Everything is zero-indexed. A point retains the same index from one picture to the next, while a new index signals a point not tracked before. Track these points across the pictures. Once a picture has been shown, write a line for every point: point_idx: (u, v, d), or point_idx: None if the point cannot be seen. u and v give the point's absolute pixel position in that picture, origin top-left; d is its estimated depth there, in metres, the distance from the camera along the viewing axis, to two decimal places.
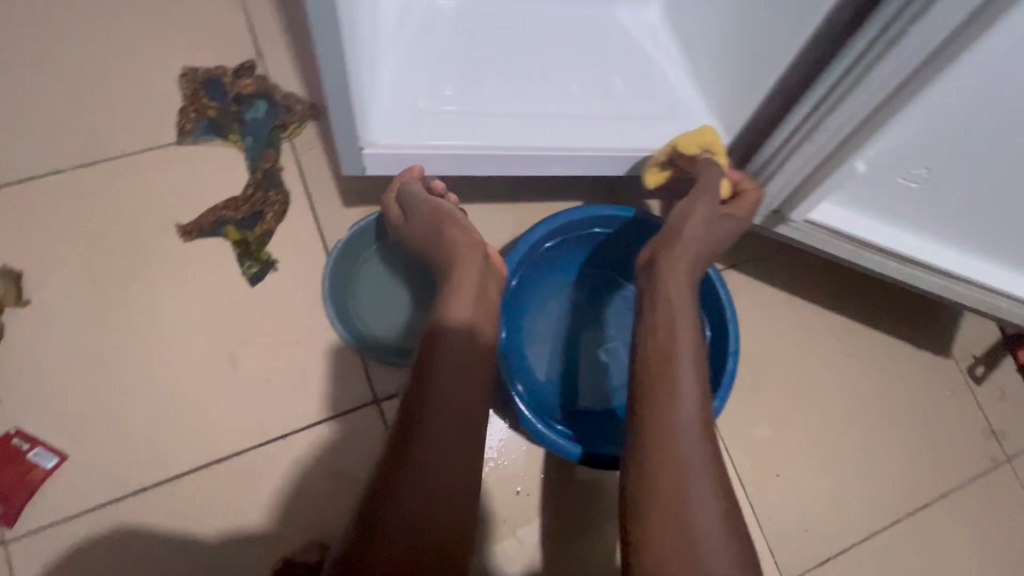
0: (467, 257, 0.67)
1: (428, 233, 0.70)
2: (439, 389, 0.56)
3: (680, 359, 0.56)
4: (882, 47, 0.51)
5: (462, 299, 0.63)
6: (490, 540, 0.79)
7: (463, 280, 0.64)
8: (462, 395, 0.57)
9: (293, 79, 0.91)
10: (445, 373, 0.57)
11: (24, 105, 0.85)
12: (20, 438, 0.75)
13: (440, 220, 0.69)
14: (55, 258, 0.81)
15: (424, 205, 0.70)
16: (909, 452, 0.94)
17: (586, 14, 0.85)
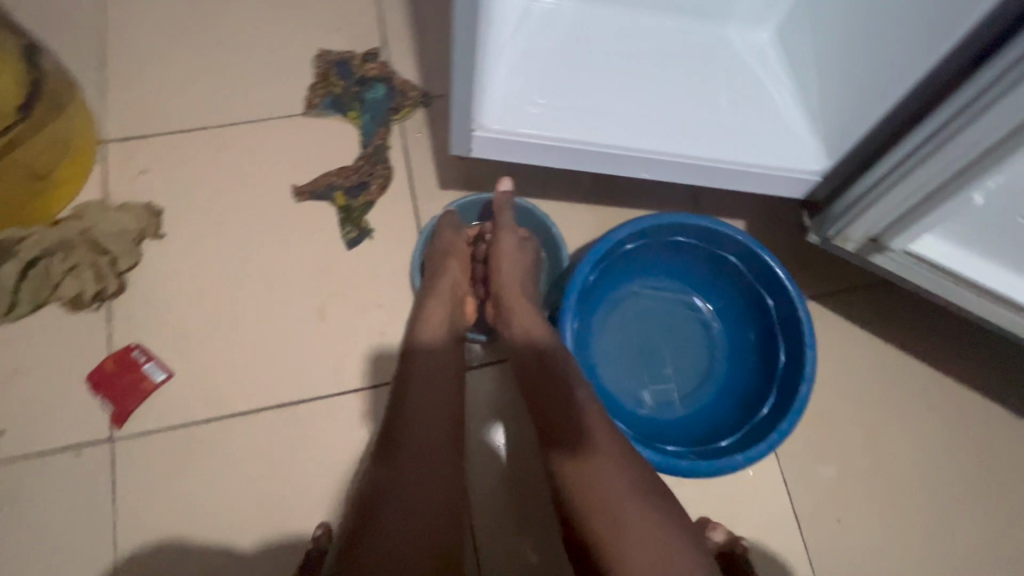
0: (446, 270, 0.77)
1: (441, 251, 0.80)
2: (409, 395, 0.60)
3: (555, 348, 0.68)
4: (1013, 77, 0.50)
5: (438, 304, 0.73)
6: (508, 521, 0.83)
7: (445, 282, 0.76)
8: (433, 400, 0.60)
9: (411, 68, 0.99)
10: (417, 379, 0.62)
11: (186, 69, 0.98)
12: (139, 350, 0.85)
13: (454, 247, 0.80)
14: (189, 201, 0.92)
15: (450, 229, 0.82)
16: (991, 524, 0.86)
17: (696, 31, 0.87)
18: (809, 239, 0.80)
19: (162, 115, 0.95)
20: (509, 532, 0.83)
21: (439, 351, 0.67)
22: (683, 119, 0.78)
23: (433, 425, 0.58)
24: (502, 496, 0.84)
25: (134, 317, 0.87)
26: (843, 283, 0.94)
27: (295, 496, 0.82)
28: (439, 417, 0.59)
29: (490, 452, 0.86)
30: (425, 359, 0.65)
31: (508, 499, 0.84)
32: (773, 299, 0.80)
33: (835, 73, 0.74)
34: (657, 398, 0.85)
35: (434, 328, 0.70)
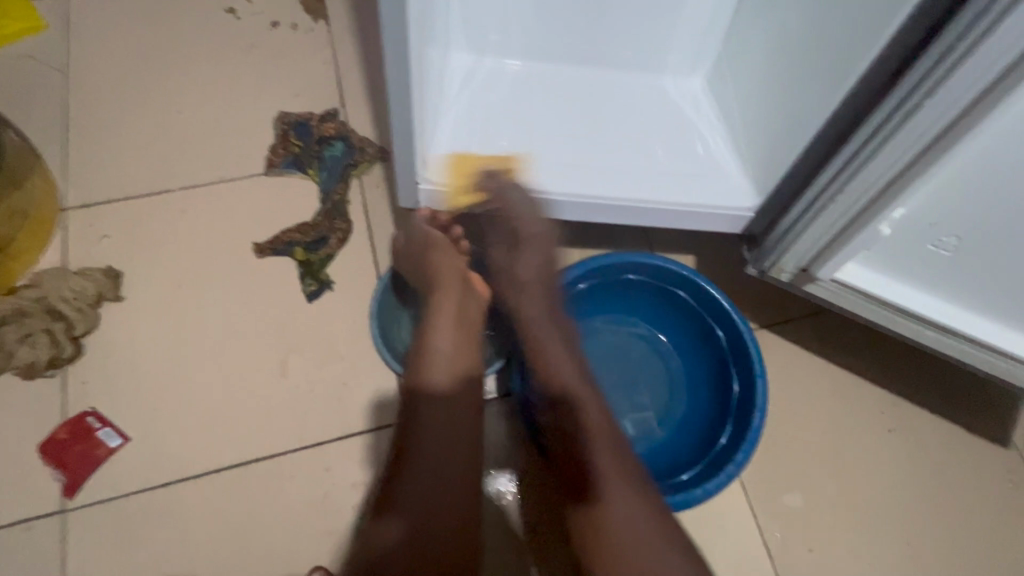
0: (448, 283, 0.75)
1: (417, 256, 0.80)
2: (421, 437, 0.61)
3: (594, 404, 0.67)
4: (896, 123, 0.56)
5: (443, 324, 0.71)
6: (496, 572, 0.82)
7: (442, 302, 0.73)
8: (445, 438, 0.62)
9: (369, 126, 1.03)
10: (429, 419, 0.63)
11: (149, 136, 1.02)
12: (94, 417, 0.84)
13: (430, 246, 0.78)
14: (149, 263, 0.93)
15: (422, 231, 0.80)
16: (960, 543, 0.87)
17: (633, 82, 0.93)
18: (749, 271, 0.83)
19: (124, 181, 0.98)
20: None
21: (454, 398, 0.65)
22: (623, 165, 0.83)
23: (449, 466, 0.61)
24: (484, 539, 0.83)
25: (90, 382, 0.86)
26: (792, 312, 0.97)
27: (254, 561, 0.80)
28: (451, 458, 0.61)
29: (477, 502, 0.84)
30: (435, 402, 0.64)
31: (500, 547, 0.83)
32: (723, 331, 0.83)
33: (757, 118, 0.80)
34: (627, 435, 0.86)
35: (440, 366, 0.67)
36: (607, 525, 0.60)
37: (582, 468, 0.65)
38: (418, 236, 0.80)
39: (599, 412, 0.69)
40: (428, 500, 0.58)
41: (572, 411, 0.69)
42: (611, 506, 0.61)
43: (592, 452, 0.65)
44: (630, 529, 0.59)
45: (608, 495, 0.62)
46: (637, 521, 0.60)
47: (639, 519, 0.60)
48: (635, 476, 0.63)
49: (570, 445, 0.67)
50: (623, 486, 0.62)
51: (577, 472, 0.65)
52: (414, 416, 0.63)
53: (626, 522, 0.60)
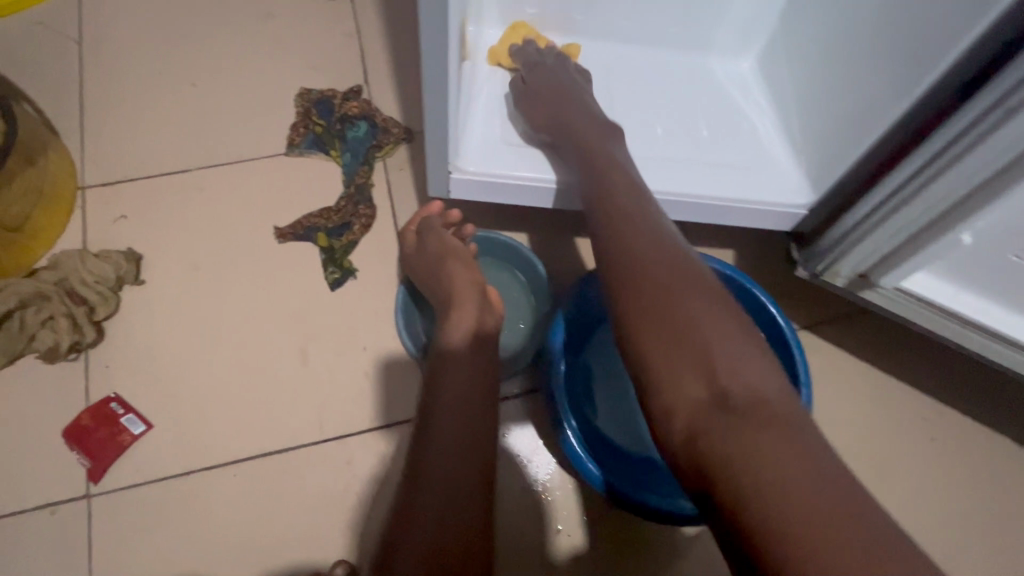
0: (463, 295, 0.70)
1: (433, 262, 0.76)
2: (438, 416, 0.59)
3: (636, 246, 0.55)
4: (986, 127, 0.50)
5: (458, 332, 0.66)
6: None
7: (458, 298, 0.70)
8: (462, 420, 0.59)
9: (393, 105, 0.98)
10: (447, 390, 0.61)
11: (166, 112, 0.98)
12: (117, 402, 0.83)
13: (445, 252, 0.75)
14: (169, 246, 0.91)
15: (435, 236, 0.77)
16: (1002, 560, 0.83)
17: (678, 64, 0.87)
18: (798, 272, 0.78)
19: (142, 159, 0.95)
20: None
21: (470, 361, 0.64)
22: (667, 156, 0.77)
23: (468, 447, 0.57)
24: (511, 543, 0.80)
25: (112, 367, 0.85)
26: (836, 313, 0.92)
27: (278, 552, 0.79)
28: (471, 430, 0.58)
29: (503, 505, 0.81)
30: (455, 362, 0.63)
31: (527, 551, 0.80)
32: (766, 334, 0.79)
33: (817, 107, 0.74)
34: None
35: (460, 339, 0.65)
36: (667, 318, 0.49)
37: (628, 293, 0.52)
38: (433, 246, 0.76)
39: (648, 237, 0.55)
40: (450, 477, 0.55)
41: (614, 238, 0.56)
42: (701, 359, 0.47)
43: (638, 273, 0.53)
44: (712, 330, 0.48)
45: (670, 310, 0.49)
46: (701, 319, 0.49)
47: (717, 326, 0.49)
48: (701, 289, 0.51)
49: (623, 263, 0.54)
50: (680, 297, 0.50)
51: (623, 295, 0.53)
52: (432, 399, 0.61)
53: (720, 376, 0.46)
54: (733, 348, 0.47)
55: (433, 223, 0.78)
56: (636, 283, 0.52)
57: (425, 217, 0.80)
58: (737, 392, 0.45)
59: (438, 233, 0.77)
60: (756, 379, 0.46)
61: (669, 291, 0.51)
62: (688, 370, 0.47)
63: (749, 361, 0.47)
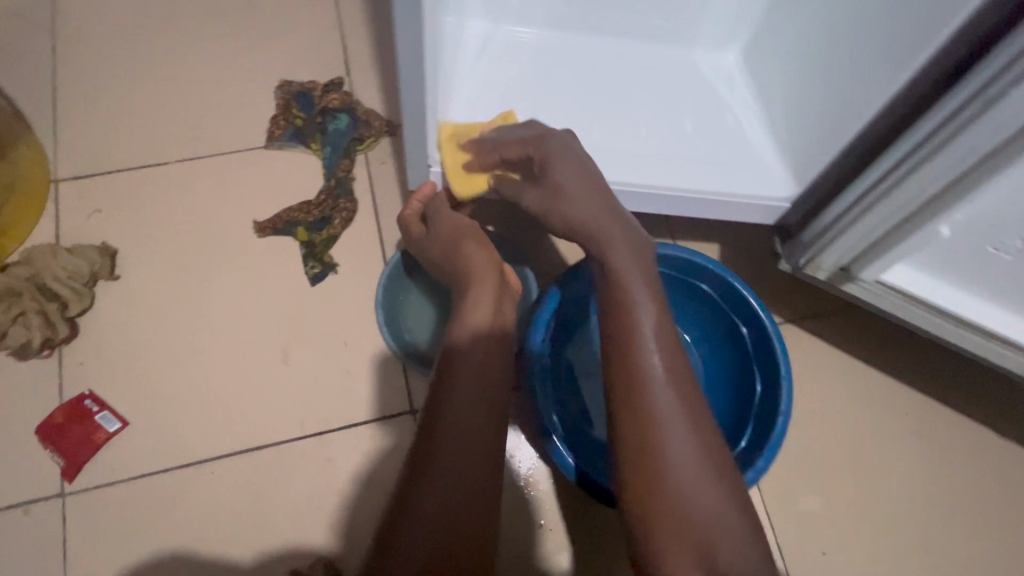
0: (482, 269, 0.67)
1: (446, 247, 0.71)
2: (440, 421, 0.55)
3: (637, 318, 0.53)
4: (965, 118, 0.50)
5: (475, 306, 0.63)
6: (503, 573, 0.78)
7: (477, 277, 0.67)
8: (466, 427, 0.55)
9: (375, 97, 0.97)
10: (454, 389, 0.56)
11: (142, 104, 0.96)
12: (91, 400, 0.81)
13: (461, 235, 0.71)
14: (145, 240, 0.89)
15: (447, 219, 0.72)
16: (981, 552, 0.84)
17: (662, 55, 0.86)
18: (781, 266, 0.78)
19: (118, 152, 0.93)
20: None
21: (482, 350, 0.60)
22: (650, 150, 0.77)
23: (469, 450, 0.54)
24: None
25: (87, 364, 0.83)
26: (820, 307, 0.92)
27: (256, 550, 0.78)
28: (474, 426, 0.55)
29: None
30: (465, 352, 0.59)
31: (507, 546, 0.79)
32: (747, 329, 0.79)
33: (799, 99, 0.73)
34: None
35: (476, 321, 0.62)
36: (661, 446, 0.48)
37: (634, 397, 0.50)
38: (445, 228, 0.72)
39: (653, 327, 0.53)
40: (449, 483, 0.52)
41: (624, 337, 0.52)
42: (677, 473, 0.47)
43: (649, 383, 0.50)
44: (701, 490, 0.47)
45: (666, 431, 0.48)
46: (692, 463, 0.47)
47: (710, 459, 0.48)
48: (703, 423, 0.50)
49: (624, 359, 0.51)
50: (679, 417, 0.49)
51: (622, 395, 0.51)
52: (436, 397, 0.56)
53: (687, 477, 0.47)
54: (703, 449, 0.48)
55: (441, 203, 0.73)
56: (631, 360, 0.51)
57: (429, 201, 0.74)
58: (720, 545, 0.45)
59: (448, 213, 0.72)
60: (742, 569, 0.44)
61: (650, 381, 0.50)
62: (678, 512, 0.46)
63: (736, 537, 0.45)
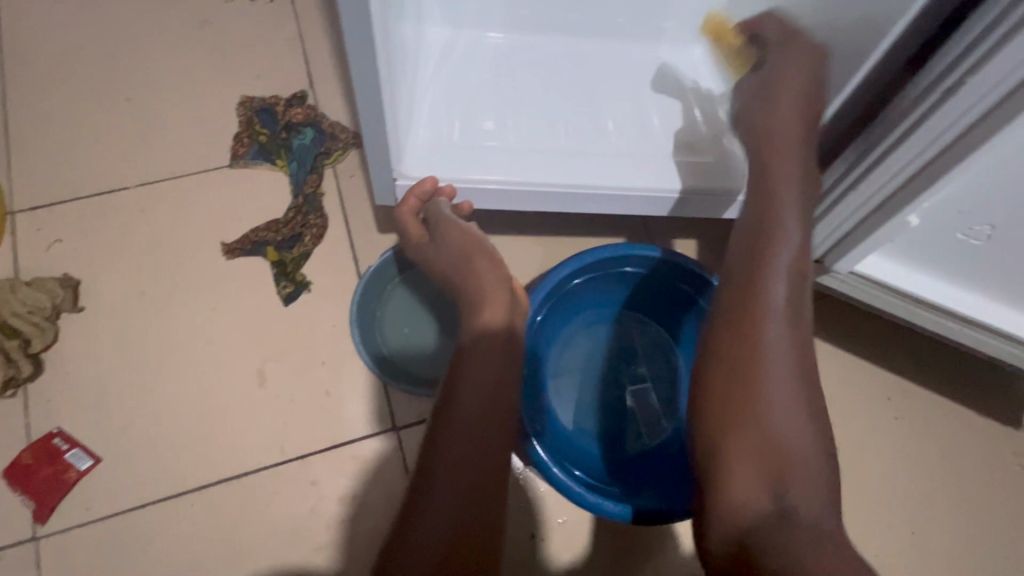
0: (493, 294, 0.64)
1: (454, 258, 0.68)
2: (461, 399, 0.57)
3: (773, 272, 0.53)
4: (924, 109, 0.50)
5: (486, 317, 0.63)
6: None
7: (492, 303, 0.64)
8: (483, 417, 0.56)
9: (341, 109, 0.95)
10: (471, 386, 0.57)
11: (99, 128, 0.93)
12: (61, 438, 0.79)
13: (469, 248, 0.67)
14: (109, 269, 0.86)
15: (452, 232, 0.68)
16: (969, 532, 0.84)
17: (627, 54, 0.85)
18: None
19: (76, 178, 0.90)
20: None
21: (497, 357, 0.60)
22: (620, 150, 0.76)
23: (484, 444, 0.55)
24: None
25: (55, 401, 0.80)
26: None
27: None
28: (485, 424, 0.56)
29: None
30: (481, 357, 0.60)
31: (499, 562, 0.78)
32: None
33: None
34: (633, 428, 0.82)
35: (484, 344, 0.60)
36: (764, 384, 0.49)
37: (739, 351, 0.50)
38: (450, 238, 0.68)
39: (784, 291, 0.52)
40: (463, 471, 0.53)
41: (753, 275, 0.53)
42: (773, 425, 0.48)
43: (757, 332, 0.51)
44: (795, 432, 0.48)
45: (773, 377, 0.49)
46: (789, 399, 0.49)
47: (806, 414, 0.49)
48: (805, 369, 0.50)
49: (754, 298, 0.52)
50: (786, 366, 0.50)
51: (733, 347, 0.51)
52: (454, 379, 0.58)
53: (785, 427, 0.48)
54: (804, 402, 0.49)
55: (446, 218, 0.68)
56: (752, 300, 0.52)
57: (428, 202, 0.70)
58: (797, 486, 0.46)
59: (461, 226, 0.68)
60: (814, 514, 0.45)
61: (773, 321, 0.51)
62: (769, 450, 0.47)
63: (813, 484, 0.46)
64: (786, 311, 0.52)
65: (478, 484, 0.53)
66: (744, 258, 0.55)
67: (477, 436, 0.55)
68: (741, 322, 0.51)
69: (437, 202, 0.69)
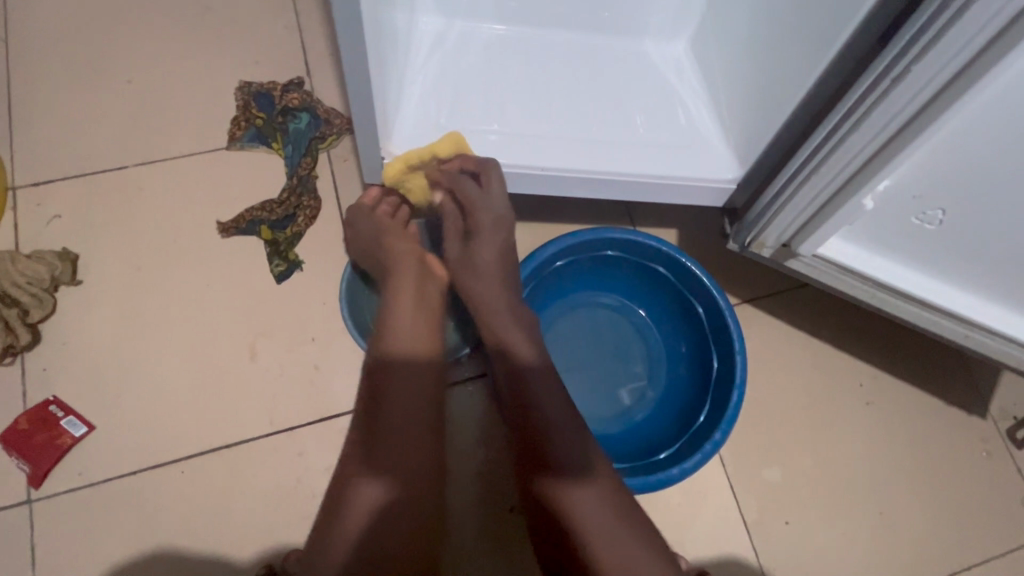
0: (403, 262, 0.75)
1: (372, 244, 0.78)
2: (387, 410, 0.61)
3: (555, 426, 0.61)
4: (879, 94, 0.53)
5: (406, 314, 0.69)
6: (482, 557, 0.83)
7: (401, 289, 0.71)
8: (407, 426, 0.61)
9: (336, 96, 0.98)
10: (395, 393, 0.62)
11: (100, 109, 0.95)
12: (56, 405, 0.81)
13: (381, 233, 0.78)
14: (106, 245, 0.89)
15: (367, 222, 0.79)
16: (930, 513, 0.88)
17: (612, 48, 0.88)
18: (729, 246, 0.82)
19: (76, 157, 0.93)
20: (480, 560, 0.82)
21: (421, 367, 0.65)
22: (601, 138, 0.79)
23: (410, 451, 0.60)
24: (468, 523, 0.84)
25: (52, 370, 0.83)
26: (775, 285, 0.96)
27: (227, 547, 0.79)
28: (410, 430, 0.61)
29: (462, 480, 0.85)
30: (402, 365, 0.64)
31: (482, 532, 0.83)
32: (701, 307, 0.82)
33: (742, 85, 0.76)
34: (606, 412, 0.86)
35: (399, 331, 0.67)
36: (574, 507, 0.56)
37: (566, 536, 0.56)
38: (366, 225, 0.79)
39: (559, 427, 0.61)
40: (388, 477, 0.58)
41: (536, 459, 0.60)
42: (589, 537, 0.55)
43: (571, 487, 0.57)
44: (611, 559, 0.54)
45: (593, 528, 0.55)
46: (620, 544, 0.55)
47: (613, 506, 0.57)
48: (611, 494, 0.58)
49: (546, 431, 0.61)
50: (593, 504, 0.56)
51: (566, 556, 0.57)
52: (377, 392, 0.62)
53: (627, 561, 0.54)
54: (620, 514, 0.56)
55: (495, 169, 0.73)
56: (553, 492, 0.58)
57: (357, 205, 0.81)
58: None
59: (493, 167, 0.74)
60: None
61: (558, 457, 0.59)
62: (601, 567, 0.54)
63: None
64: (564, 435, 0.60)
65: (402, 492, 0.58)
66: (535, 433, 0.62)
67: (406, 446, 0.60)
68: (548, 480, 0.59)
69: (360, 207, 0.81)
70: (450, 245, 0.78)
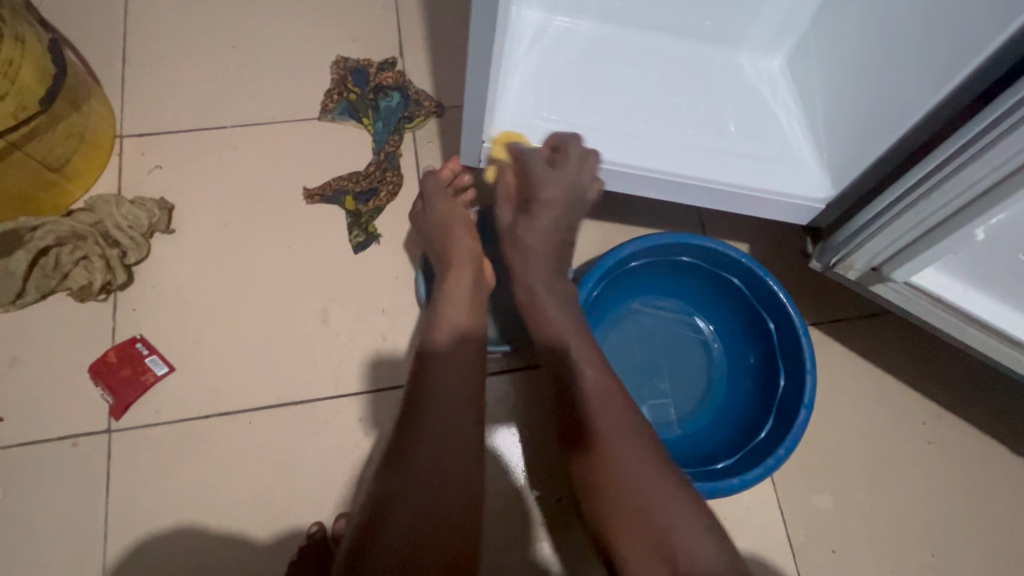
0: (459, 261, 0.73)
1: (435, 230, 0.78)
2: (430, 396, 0.61)
3: (590, 390, 0.63)
4: (1007, 126, 0.52)
5: (454, 303, 0.70)
6: (524, 542, 0.84)
7: (455, 284, 0.72)
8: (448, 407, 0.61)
9: (427, 79, 1.01)
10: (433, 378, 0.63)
11: (205, 71, 1.00)
12: (142, 343, 0.86)
13: (450, 221, 0.77)
14: (200, 199, 0.93)
15: (439, 208, 0.78)
16: (987, 563, 0.85)
17: (708, 56, 0.88)
18: (812, 264, 0.82)
19: (180, 113, 0.97)
20: (513, 543, 0.84)
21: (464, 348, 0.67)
22: (692, 142, 0.79)
23: (450, 441, 0.59)
24: (507, 503, 0.85)
25: (141, 310, 0.88)
26: (844, 312, 0.94)
27: (284, 498, 0.82)
28: (453, 414, 0.61)
29: (505, 471, 0.86)
30: (443, 352, 0.66)
31: (517, 517, 0.85)
32: (775, 323, 0.81)
33: (842, 104, 0.76)
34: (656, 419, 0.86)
35: (447, 326, 0.68)
36: (611, 477, 0.57)
37: (602, 485, 0.58)
38: (438, 210, 0.78)
39: (596, 380, 0.64)
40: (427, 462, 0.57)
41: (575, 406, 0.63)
42: (626, 484, 0.57)
43: (603, 458, 0.59)
44: (655, 506, 0.55)
45: (631, 472, 0.57)
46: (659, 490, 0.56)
47: (645, 460, 0.58)
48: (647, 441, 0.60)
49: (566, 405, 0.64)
50: (626, 447, 0.59)
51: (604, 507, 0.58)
52: (419, 381, 0.63)
53: (664, 507, 0.55)
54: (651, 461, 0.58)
55: (587, 155, 0.72)
56: (593, 446, 0.60)
57: (427, 180, 0.81)
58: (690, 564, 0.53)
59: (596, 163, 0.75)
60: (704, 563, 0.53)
61: (594, 408, 0.62)
62: (641, 513, 0.55)
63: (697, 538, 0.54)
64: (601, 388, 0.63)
65: (439, 484, 0.57)
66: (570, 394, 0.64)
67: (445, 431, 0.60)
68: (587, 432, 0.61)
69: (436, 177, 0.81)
70: (501, 210, 0.77)
